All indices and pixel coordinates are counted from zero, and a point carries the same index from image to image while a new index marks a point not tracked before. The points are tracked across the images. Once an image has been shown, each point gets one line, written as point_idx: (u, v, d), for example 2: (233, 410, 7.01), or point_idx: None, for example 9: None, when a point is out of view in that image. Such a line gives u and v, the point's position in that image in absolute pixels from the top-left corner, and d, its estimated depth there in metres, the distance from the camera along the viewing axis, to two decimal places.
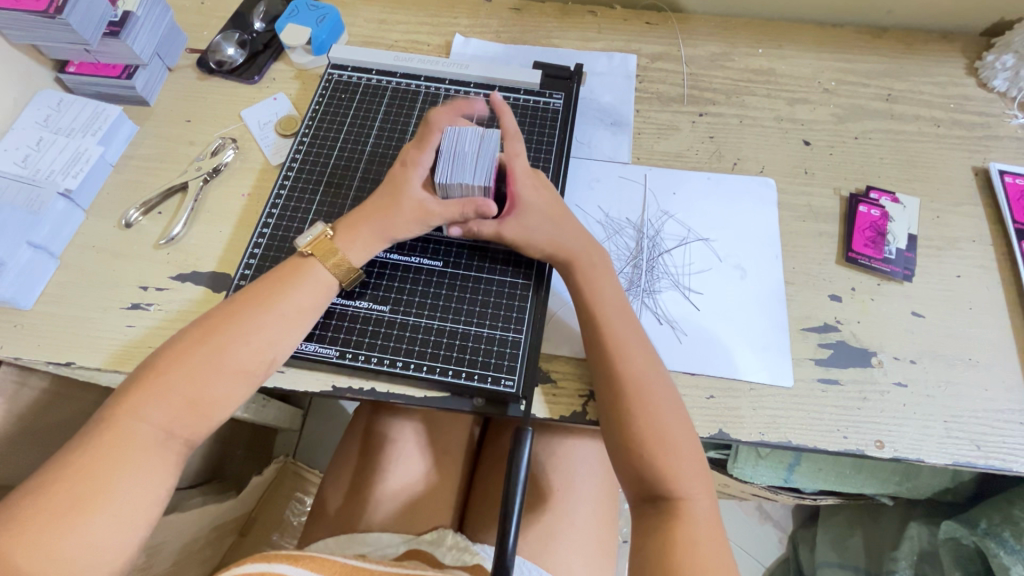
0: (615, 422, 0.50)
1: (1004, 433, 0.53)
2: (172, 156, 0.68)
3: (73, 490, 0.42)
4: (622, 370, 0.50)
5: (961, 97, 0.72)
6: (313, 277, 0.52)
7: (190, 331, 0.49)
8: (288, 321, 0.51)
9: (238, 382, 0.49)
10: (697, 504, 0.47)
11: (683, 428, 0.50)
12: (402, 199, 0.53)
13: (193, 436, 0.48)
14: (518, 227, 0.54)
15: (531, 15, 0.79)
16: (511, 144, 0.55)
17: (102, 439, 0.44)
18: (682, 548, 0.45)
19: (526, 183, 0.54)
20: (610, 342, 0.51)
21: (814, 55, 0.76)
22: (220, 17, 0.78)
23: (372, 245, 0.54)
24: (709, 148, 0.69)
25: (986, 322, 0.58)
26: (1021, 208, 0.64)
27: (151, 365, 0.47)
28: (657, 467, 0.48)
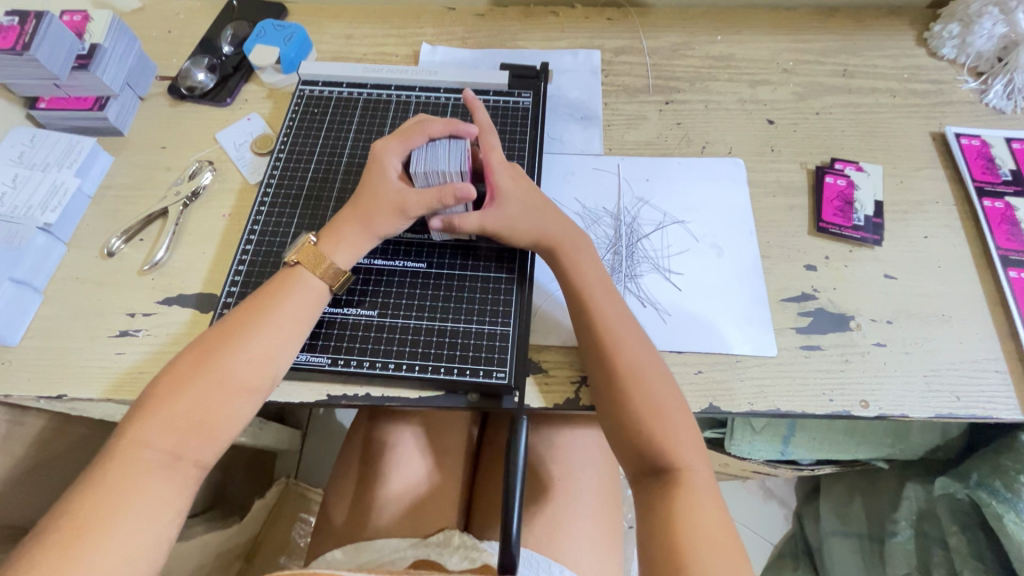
0: (610, 399, 0.51)
1: (981, 382, 0.55)
2: (151, 183, 0.69)
3: (81, 522, 0.41)
4: (615, 349, 0.52)
5: (914, 67, 0.75)
6: (303, 286, 0.53)
7: (189, 353, 0.49)
8: (286, 333, 0.51)
9: (243, 397, 0.49)
10: (695, 475, 0.48)
11: (676, 401, 0.51)
12: (381, 193, 0.54)
13: (202, 457, 0.47)
14: (499, 218, 0.55)
15: (495, 20, 0.81)
16: (487, 136, 0.56)
17: (110, 470, 0.44)
18: (683, 519, 0.45)
19: (503, 174, 0.56)
20: (602, 323, 0.53)
21: (770, 37, 0.78)
22: (188, 44, 0.79)
23: (357, 244, 0.55)
24: (677, 134, 0.71)
25: (956, 278, 0.61)
26: (978, 167, 0.66)
27: (153, 390, 0.48)
28: (654, 440, 0.49)
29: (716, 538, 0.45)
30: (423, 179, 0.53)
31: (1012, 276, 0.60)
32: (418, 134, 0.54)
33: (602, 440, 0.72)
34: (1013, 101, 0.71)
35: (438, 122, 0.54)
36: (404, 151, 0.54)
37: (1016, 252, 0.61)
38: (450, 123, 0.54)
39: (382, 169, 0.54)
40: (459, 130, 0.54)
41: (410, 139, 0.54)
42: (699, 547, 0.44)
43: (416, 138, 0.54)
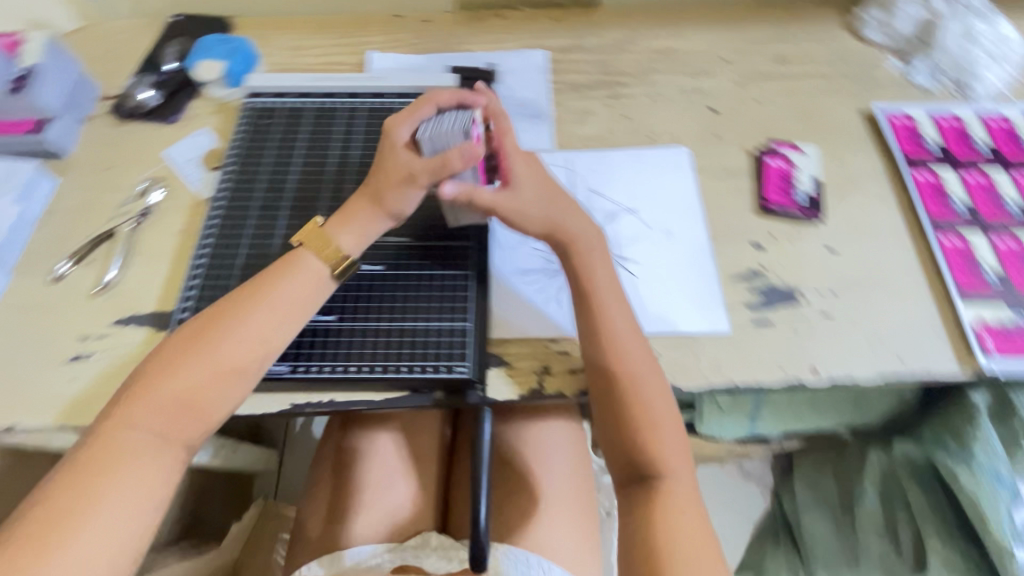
0: (606, 402, 0.52)
1: (920, 343, 0.58)
2: (97, 204, 0.67)
3: (68, 497, 0.43)
4: (615, 357, 0.53)
5: (844, 51, 0.79)
6: (302, 269, 0.54)
7: (183, 334, 0.51)
8: (281, 317, 0.52)
9: (233, 379, 0.50)
10: (677, 480, 0.50)
11: (669, 408, 0.52)
12: (390, 166, 0.54)
13: (192, 436, 0.49)
14: (510, 200, 0.55)
15: (442, 25, 0.82)
16: (500, 120, 0.56)
17: (99, 446, 0.46)
18: (662, 525, 0.48)
19: (518, 159, 0.56)
20: (606, 332, 0.53)
21: (710, 30, 0.81)
22: (130, 64, 0.78)
23: (364, 224, 0.55)
24: (625, 127, 0.73)
25: (893, 246, 0.64)
26: (906, 141, 0.70)
27: (148, 370, 0.49)
28: (643, 445, 0.51)
29: (695, 545, 0.47)
30: (430, 144, 0.52)
31: (943, 242, 0.63)
32: (428, 105, 0.55)
33: (573, 432, 0.73)
34: (936, 79, 0.75)
35: (449, 93, 0.55)
36: (414, 122, 0.54)
37: (947, 220, 0.64)
38: (461, 94, 0.56)
39: (391, 139, 0.54)
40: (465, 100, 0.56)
41: (419, 109, 0.55)
42: (679, 551, 0.47)
43: (425, 109, 0.55)
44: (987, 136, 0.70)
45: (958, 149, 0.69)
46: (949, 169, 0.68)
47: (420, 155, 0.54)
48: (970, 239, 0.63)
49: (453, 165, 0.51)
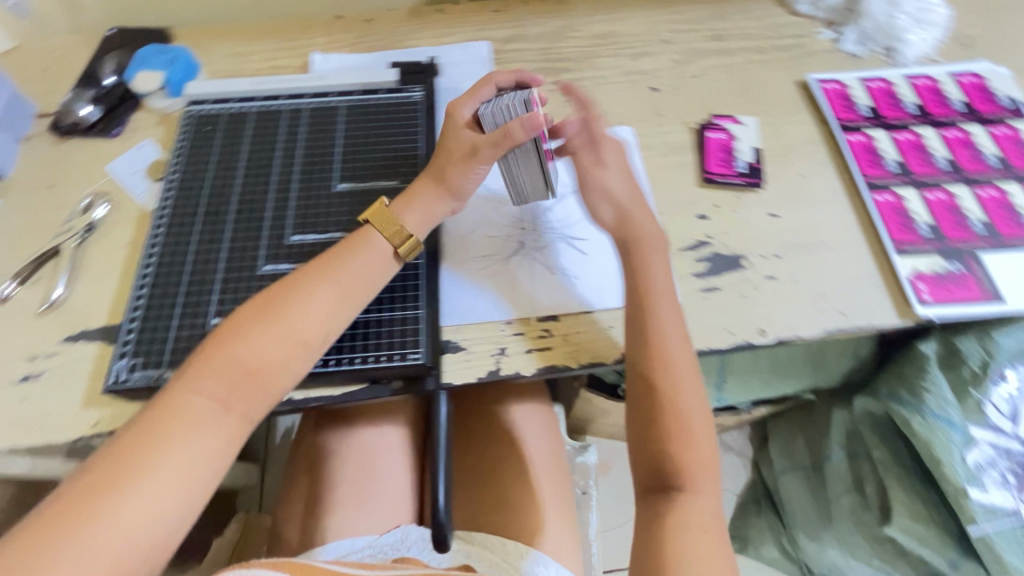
0: (645, 412, 0.53)
1: (863, 298, 0.60)
2: (41, 222, 0.66)
3: (120, 465, 0.42)
4: (663, 365, 0.53)
5: (777, 25, 0.81)
6: (369, 247, 0.56)
7: (251, 303, 0.51)
8: (345, 292, 0.53)
9: (299, 351, 0.51)
10: (700, 498, 0.50)
11: (704, 426, 0.52)
12: (455, 145, 0.58)
13: (250, 410, 0.48)
14: (592, 183, 0.61)
15: (383, 23, 0.82)
16: (590, 110, 0.62)
17: (159, 412, 0.45)
18: (680, 539, 0.48)
19: (608, 146, 0.62)
20: (661, 348, 0.54)
21: (647, 12, 0.83)
22: (68, 80, 0.77)
23: (428, 202, 0.58)
24: (569, 111, 0.74)
25: (831, 207, 0.66)
26: (839, 106, 0.72)
27: (216, 337, 0.49)
28: (674, 456, 0.51)
29: (710, 559, 0.47)
30: (491, 119, 0.56)
31: (877, 198, 0.65)
32: (488, 88, 0.59)
33: (547, 416, 0.77)
34: (865, 46, 0.78)
35: (507, 78, 0.60)
36: (476, 102, 0.59)
37: (880, 177, 0.67)
38: (519, 77, 0.60)
39: (455, 118, 0.58)
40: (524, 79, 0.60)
41: (479, 92, 0.59)
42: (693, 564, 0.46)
43: (485, 91, 0.59)
44: (914, 96, 0.73)
45: (887, 110, 0.72)
46: (881, 130, 0.71)
47: (481, 132, 0.57)
48: (902, 194, 0.66)
49: (515, 135, 0.53)
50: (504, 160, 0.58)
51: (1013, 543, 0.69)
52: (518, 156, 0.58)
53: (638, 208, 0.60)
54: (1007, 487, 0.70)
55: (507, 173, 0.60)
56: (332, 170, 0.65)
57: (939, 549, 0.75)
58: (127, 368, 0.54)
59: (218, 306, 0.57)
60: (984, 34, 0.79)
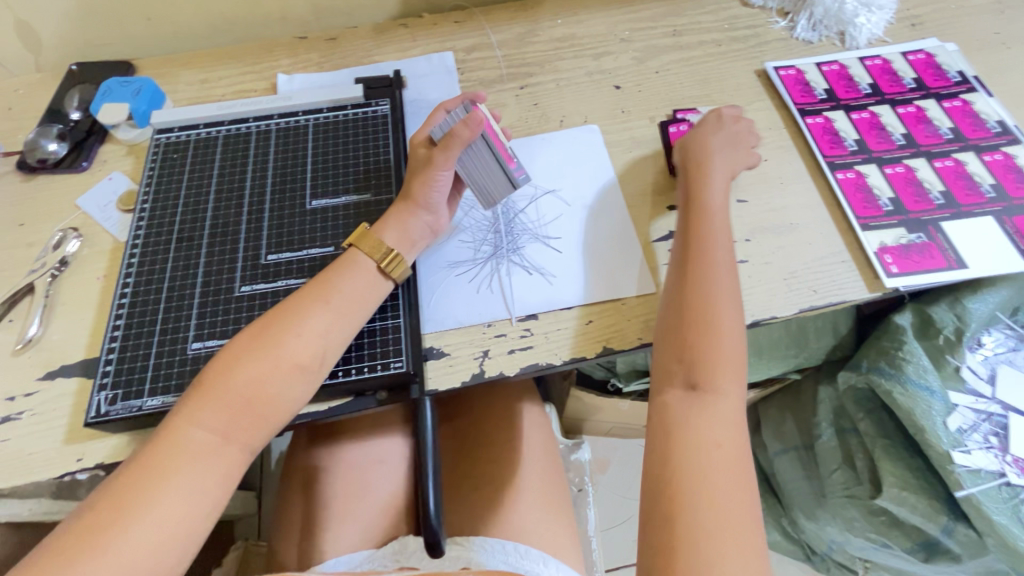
0: (677, 303, 0.54)
1: (833, 274, 0.62)
2: (13, 262, 0.66)
3: (120, 504, 0.42)
4: (706, 253, 0.56)
5: (732, 17, 0.84)
6: (362, 268, 0.56)
7: (247, 329, 0.51)
8: (340, 314, 0.53)
9: (296, 376, 0.50)
10: (720, 399, 0.50)
11: (734, 329, 0.52)
12: (415, 164, 0.60)
13: (250, 440, 0.48)
14: (693, 137, 0.65)
15: (347, 41, 0.83)
16: (731, 111, 0.68)
17: (158, 447, 0.45)
18: (695, 429, 0.48)
19: (733, 124, 0.66)
20: (704, 248, 0.56)
21: (605, 13, 0.85)
22: (34, 118, 0.77)
23: (401, 221, 0.59)
24: (536, 114, 0.76)
25: (797, 189, 0.67)
26: (797, 91, 0.74)
27: (213, 366, 0.49)
28: (700, 350, 0.51)
29: (727, 488, 0.46)
30: (439, 129, 0.57)
31: (839, 177, 0.67)
32: (439, 113, 0.61)
33: (536, 414, 0.77)
34: (818, 32, 0.80)
35: (456, 101, 0.62)
36: (430, 124, 0.60)
37: (841, 157, 0.69)
38: (466, 96, 0.62)
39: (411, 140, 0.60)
40: (472, 96, 0.61)
41: (432, 117, 0.61)
42: (698, 462, 0.47)
43: (437, 115, 0.61)
44: (868, 76, 0.75)
45: (843, 91, 0.74)
46: (838, 111, 0.73)
47: (433, 144, 0.59)
48: (864, 171, 0.67)
49: (461, 134, 0.55)
50: (460, 165, 0.59)
51: (997, 502, 0.70)
52: (471, 157, 0.58)
53: (718, 152, 0.63)
54: (989, 448, 0.72)
55: (469, 178, 0.60)
56: (304, 188, 0.65)
57: (930, 514, 0.74)
58: (109, 399, 0.53)
59: (196, 331, 0.57)
60: (931, 14, 0.82)
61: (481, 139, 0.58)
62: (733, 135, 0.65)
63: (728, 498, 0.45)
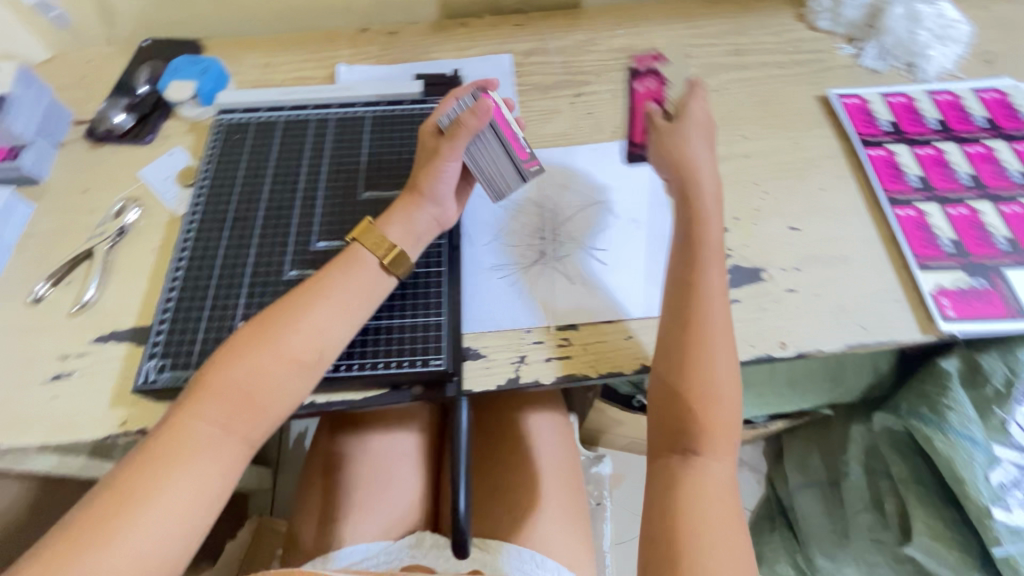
0: (673, 370, 0.53)
1: (884, 312, 0.60)
2: (75, 226, 0.68)
3: (127, 493, 0.43)
4: (704, 308, 0.53)
5: (797, 40, 0.82)
6: (363, 264, 0.56)
7: (249, 325, 0.52)
8: (341, 309, 0.53)
9: (295, 371, 0.50)
10: (716, 465, 0.50)
11: (731, 392, 0.52)
12: (424, 153, 0.59)
13: (251, 434, 0.49)
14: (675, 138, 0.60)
15: (407, 36, 0.84)
16: (699, 101, 0.62)
17: (163, 440, 0.46)
18: (694, 489, 0.49)
19: (702, 120, 0.62)
20: (703, 303, 0.54)
21: (666, 27, 0.84)
22: (104, 89, 0.80)
23: (406, 217, 0.58)
24: (590, 123, 0.75)
25: (853, 222, 0.66)
26: (860, 121, 0.72)
27: (214, 362, 0.49)
28: (697, 418, 0.51)
29: (728, 537, 0.47)
30: (446, 118, 0.57)
31: (899, 214, 0.65)
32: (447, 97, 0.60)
33: (558, 423, 0.77)
34: (886, 62, 0.78)
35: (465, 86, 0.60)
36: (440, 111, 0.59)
37: (902, 192, 0.67)
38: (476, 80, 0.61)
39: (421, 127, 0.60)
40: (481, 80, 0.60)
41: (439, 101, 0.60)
42: (705, 505, 0.48)
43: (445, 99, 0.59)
44: (935, 111, 0.73)
45: (909, 125, 0.72)
46: (901, 145, 0.70)
47: (439, 132, 0.58)
48: (925, 210, 0.65)
49: (466, 123, 0.54)
50: (467, 156, 0.58)
51: None
52: (478, 148, 0.58)
53: (707, 177, 0.59)
54: None
55: (477, 169, 0.59)
56: (357, 178, 0.66)
57: None
58: (157, 368, 0.55)
59: (245, 310, 0.58)
60: (1007, 51, 0.79)
61: (490, 130, 0.57)
62: (703, 130, 0.61)
63: (736, 546, 0.47)
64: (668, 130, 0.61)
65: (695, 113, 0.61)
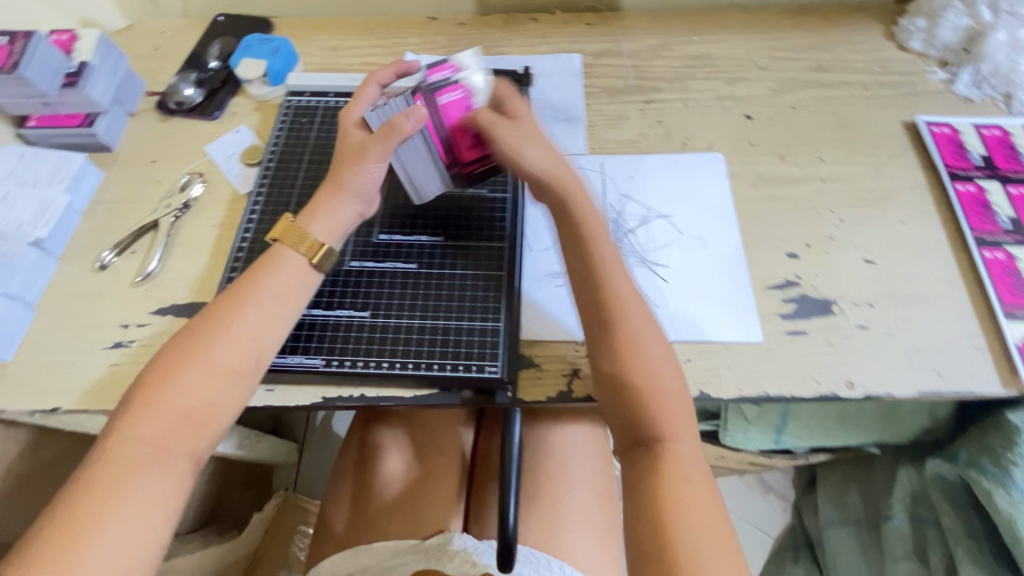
0: (602, 356, 0.52)
1: (964, 360, 0.57)
2: (142, 196, 0.69)
3: (73, 524, 0.42)
4: (610, 292, 0.53)
5: (884, 60, 0.78)
6: (289, 266, 0.55)
7: (175, 341, 0.51)
8: (271, 312, 0.52)
9: (230, 381, 0.50)
10: (680, 447, 0.48)
11: (668, 367, 0.51)
12: (345, 148, 0.56)
13: (194, 448, 0.48)
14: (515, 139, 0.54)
15: (477, 28, 0.83)
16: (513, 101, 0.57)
17: (101, 465, 0.45)
18: (669, 481, 0.46)
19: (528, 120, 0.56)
20: (607, 289, 0.53)
21: (745, 37, 0.81)
22: (175, 61, 0.80)
23: (332, 212, 0.56)
24: (659, 132, 0.73)
25: (934, 260, 0.62)
26: (950, 153, 0.68)
27: (144, 382, 0.49)
28: (638, 404, 0.50)
29: (714, 528, 0.44)
30: (376, 118, 0.56)
31: (986, 256, 0.61)
32: (370, 87, 0.60)
33: (597, 435, 0.74)
34: (981, 90, 0.74)
35: (388, 73, 0.61)
36: (364, 104, 0.59)
37: (991, 233, 0.63)
38: (400, 70, 0.62)
39: (345, 119, 0.58)
40: (409, 68, 0.62)
41: (365, 97, 0.60)
42: (693, 498, 0.46)
43: (369, 94, 0.60)
44: None
45: (1003, 161, 0.67)
46: (992, 182, 0.66)
47: (369, 131, 0.57)
48: (1014, 253, 0.61)
49: (401, 127, 0.52)
50: (397, 158, 0.56)
51: None
52: (407, 152, 0.55)
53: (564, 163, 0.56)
54: None
55: (402, 171, 0.57)
56: None
57: None
58: None
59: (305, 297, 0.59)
60: None
61: (420, 135, 0.54)
62: (534, 132, 0.56)
63: (729, 540, 0.44)
64: (506, 132, 0.53)
65: (523, 114, 0.56)
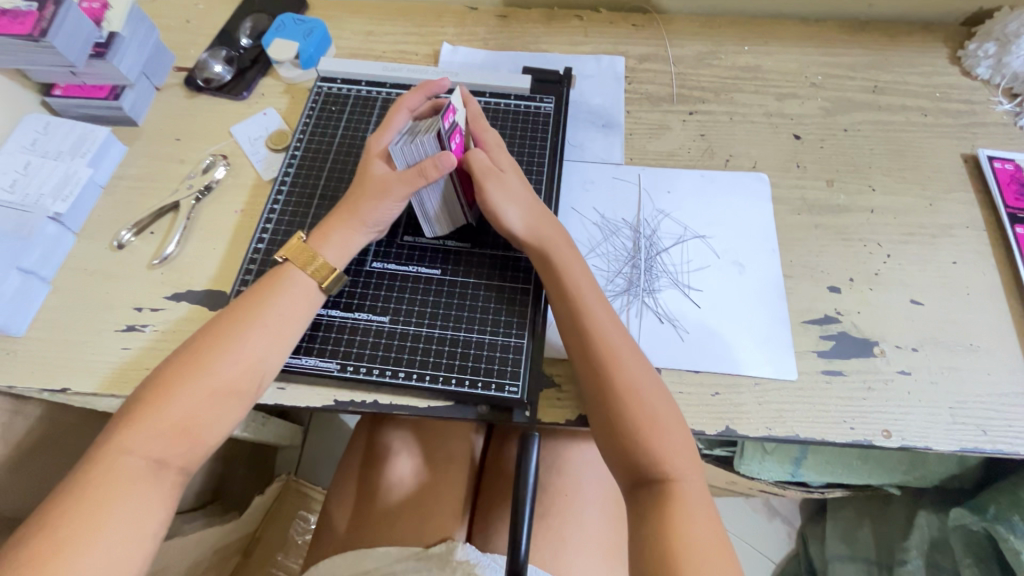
0: (591, 393, 0.50)
1: (1010, 418, 0.53)
2: (164, 175, 0.68)
3: (58, 538, 0.41)
4: (594, 328, 0.51)
5: (946, 86, 0.73)
6: (298, 288, 0.53)
7: (176, 355, 0.49)
8: (276, 335, 0.51)
9: (228, 402, 0.48)
10: (685, 484, 0.46)
11: (663, 403, 0.49)
12: (368, 179, 0.55)
13: (186, 465, 0.47)
14: (500, 191, 0.54)
15: (518, 21, 0.79)
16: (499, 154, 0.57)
17: (93, 476, 0.44)
18: (677, 522, 0.43)
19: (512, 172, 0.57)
20: (591, 324, 0.51)
21: (800, 50, 0.76)
22: (206, 36, 0.78)
23: (346, 241, 0.55)
24: (701, 146, 0.69)
25: (985, 307, 0.59)
26: (1011, 192, 0.64)
27: (143, 394, 0.47)
28: (636, 442, 0.47)
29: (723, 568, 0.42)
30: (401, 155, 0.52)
31: None
32: (400, 112, 0.57)
33: None
34: None
35: (417, 99, 0.58)
36: (393, 134, 0.57)
37: None
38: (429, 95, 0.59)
39: (371, 150, 0.56)
40: (434, 88, 0.60)
41: (393, 121, 0.57)
42: (701, 538, 0.43)
43: (396, 119, 0.57)
44: None
45: None
46: None
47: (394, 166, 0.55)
48: None
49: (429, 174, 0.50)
50: (417, 198, 0.54)
51: None
52: (430, 192, 0.54)
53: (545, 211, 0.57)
54: None
55: (421, 210, 0.56)
56: None
57: None
58: None
59: None
60: None
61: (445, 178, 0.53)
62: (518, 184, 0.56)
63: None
64: (490, 189, 0.54)
65: (503, 166, 0.57)
